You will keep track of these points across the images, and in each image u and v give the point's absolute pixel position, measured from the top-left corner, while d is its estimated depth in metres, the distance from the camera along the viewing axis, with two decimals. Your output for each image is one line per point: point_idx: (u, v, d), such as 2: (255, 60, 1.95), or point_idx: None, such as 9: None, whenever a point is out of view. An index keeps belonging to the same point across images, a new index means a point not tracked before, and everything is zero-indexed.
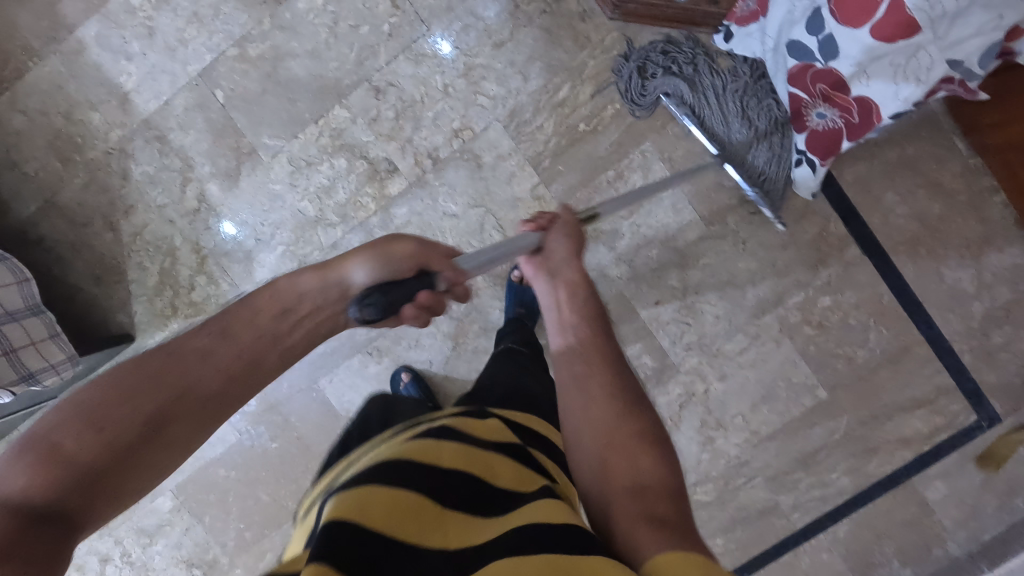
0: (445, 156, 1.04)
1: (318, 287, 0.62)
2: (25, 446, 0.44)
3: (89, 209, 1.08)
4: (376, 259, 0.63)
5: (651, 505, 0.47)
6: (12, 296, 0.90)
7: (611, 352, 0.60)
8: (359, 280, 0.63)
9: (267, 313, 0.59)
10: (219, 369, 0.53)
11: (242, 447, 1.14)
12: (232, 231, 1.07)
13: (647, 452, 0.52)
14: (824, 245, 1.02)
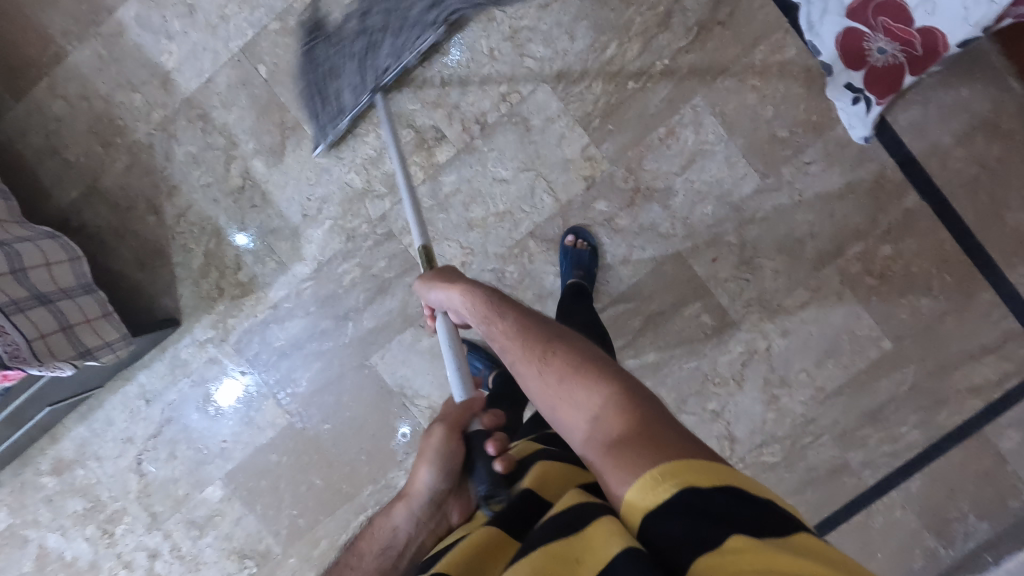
0: (493, 121, 1.02)
1: (405, 510, 0.61)
2: None
3: (132, 193, 1.07)
4: (426, 456, 0.63)
5: (606, 430, 0.51)
6: (66, 273, 0.88)
7: (522, 323, 0.64)
8: (429, 486, 0.61)
9: (370, 552, 0.60)
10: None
11: (293, 430, 1.10)
12: (245, 241, 1.07)
13: (580, 385, 0.56)
14: (882, 193, 1.01)
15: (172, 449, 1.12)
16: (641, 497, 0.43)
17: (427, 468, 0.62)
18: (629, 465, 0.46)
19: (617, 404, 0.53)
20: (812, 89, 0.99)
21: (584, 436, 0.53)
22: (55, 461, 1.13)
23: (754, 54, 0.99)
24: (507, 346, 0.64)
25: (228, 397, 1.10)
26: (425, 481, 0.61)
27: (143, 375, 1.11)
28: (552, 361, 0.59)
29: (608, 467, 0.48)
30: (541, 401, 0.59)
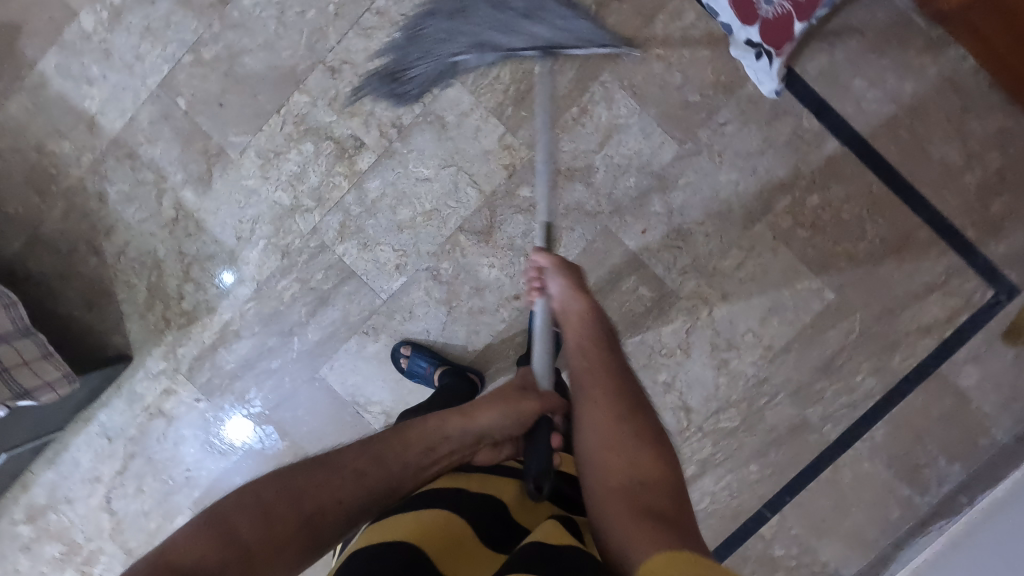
0: (408, 123, 1.04)
1: (459, 432, 0.68)
2: (212, 518, 0.57)
3: (72, 237, 1.09)
4: (502, 403, 0.71)
5: (647, 500, 0.57)
6: (2, 319, 0.91)
7: (616, 368, 0.70)
8: (490, 427, 0.69)
9: (414, 447, 0.66)
10: (361, 481, 0.62)
11: (254, 451, 1.11)
12: (232, 280, 1.09)
13: (646, 451, 0.62)
14: (801, 144, 1.01)
15: (138, 483, 1.13)
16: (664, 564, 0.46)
17: (496, 413, 0.70)
18: (659, 542, 0.50)
19: (665, 486, 0.59)
20: (716, 50, 1.00)
21: (622, 489, 0.59)
22: (28, 508, 1.15)
23: (655, 24, 1.00)
24: (595, 373, 0.70)
25: (241, 436, 1.12)
26: (491, 420, 0.70)
27: (103, 414, 1.13)
28: (627, 414, 0.65)
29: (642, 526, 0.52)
30: (595, 434, 0.64)
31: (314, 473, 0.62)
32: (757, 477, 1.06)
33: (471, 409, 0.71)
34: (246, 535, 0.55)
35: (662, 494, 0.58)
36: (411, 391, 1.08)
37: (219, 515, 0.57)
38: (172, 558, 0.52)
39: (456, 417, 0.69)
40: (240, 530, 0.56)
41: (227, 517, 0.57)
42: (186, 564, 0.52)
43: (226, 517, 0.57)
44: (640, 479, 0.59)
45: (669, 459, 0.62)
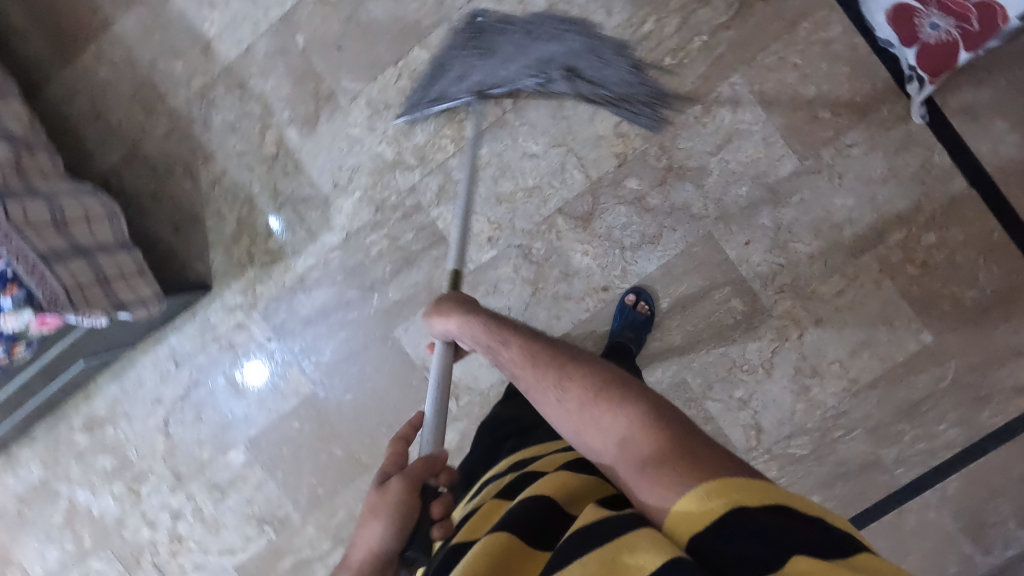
0: (526, 95, 1.02)
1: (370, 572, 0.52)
2: None
3: (170, 158, 1.09)
4: (370, 517, 0.54)
5: (634, 451, 0.50)
6: (105, 229, 0.91)
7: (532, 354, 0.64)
8: (389, 535, 0.53)
9: None
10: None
11: (316, 398, 1.12)
12: (277, 225, 1.09)
13: (604, 408, 0.55)
14: (928, 179, 0.97)
15: (198, 412, 1.14)
16: (679, 511, 0.43)
17: (380, 523, 0.53)
18: (667, 475, 0.45)
19: (639, 419, 0.52)
20: (856, 67, 0.97)
21: (610, 458, 0.52)
22: (88, 418, 1.16)
23: (797, 31, 0.97)
24: (520, 366, 0.64)
25: (253, 379, 1.13)
26: (378, 537, 0.53)
27: (174, 338, 1.13)
28: (568, 381, 0.59)
29: (640, 489, 0.47)
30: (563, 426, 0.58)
31: None
32: None
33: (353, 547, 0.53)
34: None
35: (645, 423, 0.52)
36: (482, 364, 1.08)
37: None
38: None
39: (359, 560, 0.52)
40: None
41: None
42: None
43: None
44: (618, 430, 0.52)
45: (628, 392, 0.55)
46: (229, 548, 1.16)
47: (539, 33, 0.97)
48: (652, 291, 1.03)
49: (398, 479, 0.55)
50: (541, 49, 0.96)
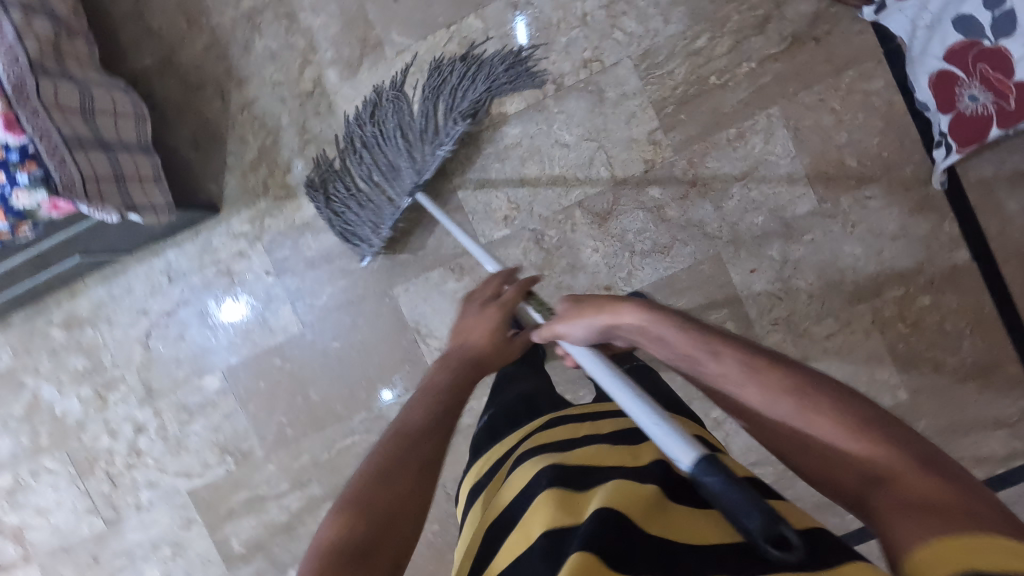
0: (569, 84, 1.03)
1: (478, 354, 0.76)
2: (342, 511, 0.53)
3: (204, 74, 1.08)
4: (457, 330, 0.80)
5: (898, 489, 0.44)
6: (130, 128, 0.90)
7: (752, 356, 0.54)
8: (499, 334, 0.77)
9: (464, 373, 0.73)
10: (444, 404, 0.67)
11: (303, 339, 1.12)
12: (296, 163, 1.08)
13: (854, 436, 0.48)
14: (934, 243, 1.00)
15: (182, 331, 1.13)
16: (952, 549, 0.37)
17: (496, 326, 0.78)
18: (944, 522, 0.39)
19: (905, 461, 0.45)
20: (889, 123, 0.99)
21: (863, 486, 0.46)
22: (68, 315, 1.15)
23: (842, 77, 0.99)
24: (728, 376, 0.54)
25: (231, 317, 1.12)
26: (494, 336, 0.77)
27: (172, 254, 1.12)
28: (802, 404, 0.50)
29: (901, 526, 0.41)
30: (796, 445, 0.51)
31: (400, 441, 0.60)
32: None
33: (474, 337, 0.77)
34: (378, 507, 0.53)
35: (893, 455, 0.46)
36: None
37: (357, 554, 0.49)
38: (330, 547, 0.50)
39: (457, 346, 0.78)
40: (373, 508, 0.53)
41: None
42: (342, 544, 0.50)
43: (345, 542, 0.50)
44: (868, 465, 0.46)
45: (887, 429, 0.48)
46: (185, 471, 1.16)
47: (373, 140, 1.01)
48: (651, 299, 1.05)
49: (467, 303, 0.82)
50: (385, 157, 1.01)
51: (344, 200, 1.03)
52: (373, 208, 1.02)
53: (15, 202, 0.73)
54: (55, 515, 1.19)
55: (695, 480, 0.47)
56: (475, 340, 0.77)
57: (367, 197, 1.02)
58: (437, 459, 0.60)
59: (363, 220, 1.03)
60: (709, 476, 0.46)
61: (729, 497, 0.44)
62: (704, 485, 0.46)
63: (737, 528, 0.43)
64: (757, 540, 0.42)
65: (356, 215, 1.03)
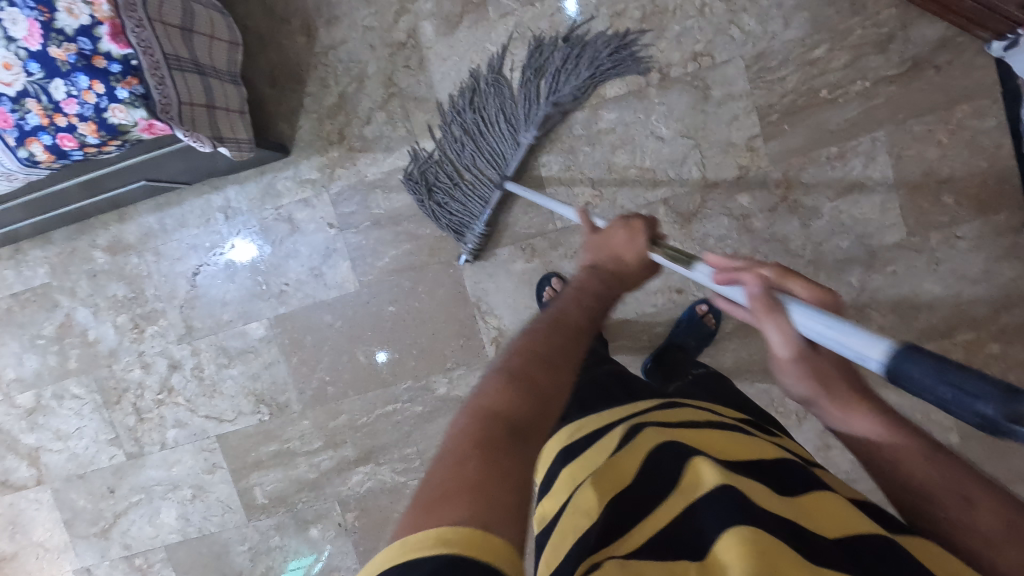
0: (675, 76, 0.99)
1: (617, 262, 0.67)
2: (506, 377, 0.45)
3: (292, 6, 1.02)
4: (597, 247, 0.70)
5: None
6: (222, 55, 0.84)
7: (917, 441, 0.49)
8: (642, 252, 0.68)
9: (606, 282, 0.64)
10: (596, 318, 0.57)
11: (358, 299, 1.08)
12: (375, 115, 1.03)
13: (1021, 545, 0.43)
14: (1014, 292, 0.99)
15: (232, 272, 1.09)
16: None
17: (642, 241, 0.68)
18: None
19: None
20: (993, 165, 0.97)
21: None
22: (114, 239, 1.10)
23: (954, 111, 0.97)
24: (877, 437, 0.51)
25: (242, 258, 1.08)
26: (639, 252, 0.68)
27: (232, 190, 1.07)
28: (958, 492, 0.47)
29: None
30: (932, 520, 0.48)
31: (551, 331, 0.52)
32: None
33: (616, 247, 0.68)
34: (544, 384, 0.45)
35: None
36: None
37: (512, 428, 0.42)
38: (490, 409, 0.42)
39: (603, 261, 0.68)
40: (539, 381, 0.46)
41: (502, 460, 0.38)
42: (505, 411, 0.42)
43: (499, 410, 0.42)
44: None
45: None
46: (217, 415, 1.13)
47: (480, 129, 1.01)
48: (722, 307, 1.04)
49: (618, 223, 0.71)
50: (488, 147, 1.01)
51: (446, 191, 1.03)
52: (475, 200, 1.02)
53: (110, 117, 0.68)
54: (74, 441, 1.15)
55: (892, 378, 0.38)
56: (625, 259, 0.67)
57: (473, 186, 1.02)
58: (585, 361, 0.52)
59: (467, 213, 1.03)
60: (915, 364, 0.36)
61: (954, 392, 0.33)
62: (906, 382, 0.37)
63: (971, 419, 0.32)
64: (1000, 427, 0.30)
65: (457, 207, 1.03)
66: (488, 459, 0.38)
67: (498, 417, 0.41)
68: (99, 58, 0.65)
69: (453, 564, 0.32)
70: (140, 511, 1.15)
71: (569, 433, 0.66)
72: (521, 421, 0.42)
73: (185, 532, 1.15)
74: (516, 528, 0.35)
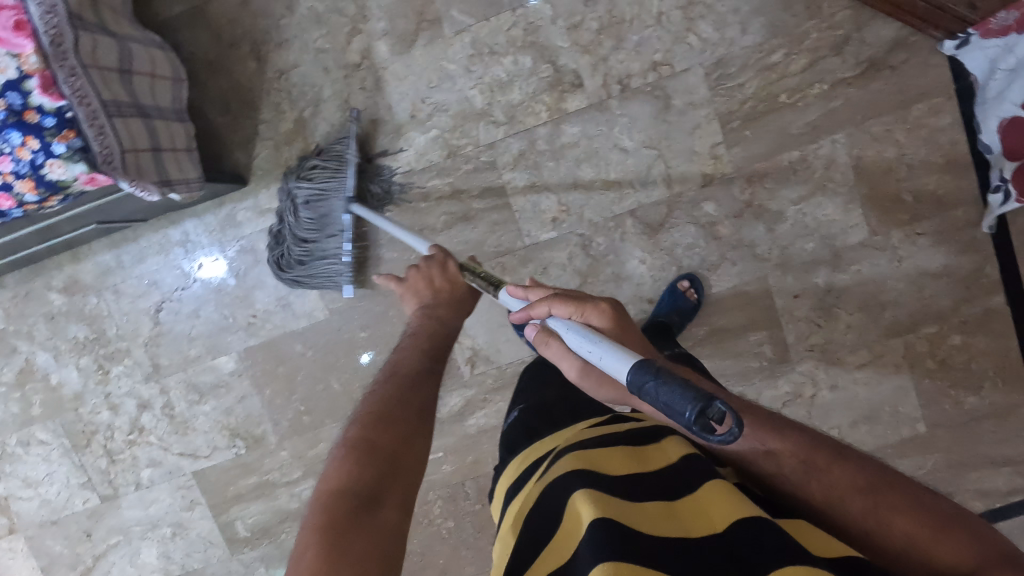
0: (635, 87, 0.98)
1: (438, 301, 0.82)
2: (347, 451, 0.58)
3: (239, 30, 0.98)
4: (416, 289, 0.83)
5: (851, 500, 0.50)
6: (165, 92, 0.81)
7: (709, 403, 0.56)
8: (456, 283, 0.83)
9: (436, 325, 0.79)
10: (428, 361, 0.73)
11: (328, 327, 1.06)
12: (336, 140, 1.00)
13: (816, 465, 0.53)
14: (975, 285, 1.02)
15: (196, 307, 1.06)
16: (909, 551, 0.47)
17: (453, 267, 0.83)
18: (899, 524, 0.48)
19: (851, 485, 0.51)
20: (952, 162, 0.99)
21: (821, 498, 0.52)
22: (70, 280, 1.06)
23: (911, 110, 0.98)
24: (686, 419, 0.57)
25: (209, 274, 1.05)
26: (458, 286, 0.83)
27: (190, 223, 1.04)
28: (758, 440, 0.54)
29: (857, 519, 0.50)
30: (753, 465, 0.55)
31: (389, 392, 0.66)
32: None
33: (429, 286, 0.83)
34: (382, 445, 0.58)
35: (866, 496, 0.50)
36: (508, 341, 1.05)
37: (363, 497, 0.53)
38: (331, 488, 0.54)
39: (428, 300, 0.82)
40: (377, 444, 0.58)
41: (351, 538, 0.49)
42: (350, 485, 0.54)
43: (345, 487, 0.54)
44: (848, 501, 0.50)
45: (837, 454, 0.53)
46: (192, 451, 1.10)
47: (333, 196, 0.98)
48: (704, 280, 1.03)
49: (413, 268, 0.84)
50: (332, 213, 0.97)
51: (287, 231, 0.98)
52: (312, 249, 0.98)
53: (47, 173, 0.65)
54: (45, 487, 1.12)
55: (640, 389, 0.45)
56: (445, 288, 0.83)
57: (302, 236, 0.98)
58: (424, 406, 0.65)
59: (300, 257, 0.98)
60: (644, 380, 0.45)
61: (670, 398, 0.42)
62: (646, 393, 0.44)
63: (681, 422, 0.41)
64: (698, 430, 0.40)
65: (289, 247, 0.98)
66: (338, 541, 0.48)
67: (343, 493, 0.53)
68: (30, 113, 0.62)
69: None
70: (119, 553, 1.13)
71: (519, 462, 0.68)
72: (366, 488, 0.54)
73: (167, 571, 1.13)
74: None
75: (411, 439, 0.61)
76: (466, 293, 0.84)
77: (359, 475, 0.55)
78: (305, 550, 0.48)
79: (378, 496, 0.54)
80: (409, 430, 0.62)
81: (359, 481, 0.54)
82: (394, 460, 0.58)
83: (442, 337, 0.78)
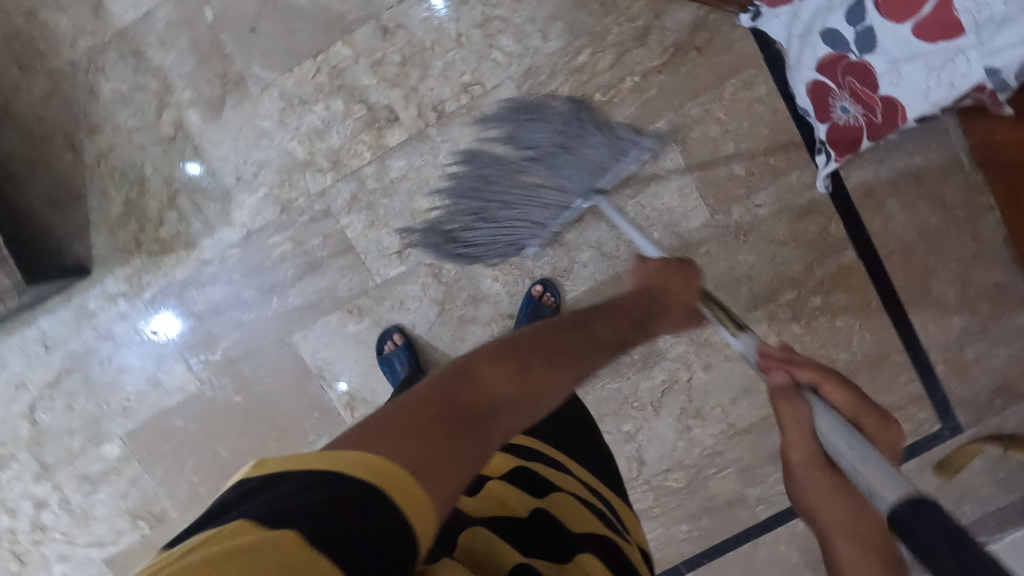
0: (450, 110, 0.98)
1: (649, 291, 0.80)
2: (506, 352, 0.52)
3: (50, 125, 0.99)
4: (644, 273, 0.84)
5: None
6: None
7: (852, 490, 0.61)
8: (669, 283, 0.82)
9: (630, 306, 0.75)
10: (614, 333, 0.67)
11: (202, 397, 1.07)
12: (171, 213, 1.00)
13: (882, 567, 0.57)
14: (823, 246, 1.02)
15: (69, 401, 1.06)
16: None
17: (675, 266, 0.85)
18: None
19: None
20: (775, 130, 0.99)
21: None
22: None
23: (724, 86, 0.98)
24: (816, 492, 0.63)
25: (163, 329, 1.04)
26: (685, 285, 0.83)
27: (45, 321, 1.04)
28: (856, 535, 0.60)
29: None
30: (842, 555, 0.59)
31: (563, 332, 0.60)
32: (685, 537, 1.11)
33: (659, 277, 0.83)
34: (536, 375, 0.51)
35: None
36: (381, 380, 1.06)
37: (487, 406, 0.46)
38: (469, 372, 0.48)
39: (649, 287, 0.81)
40: (534, 369, 0.51)
41: (458, 425, 0.42)
42: (493, 387, 0.47)
43: (487, 381, 0.47)
44: None
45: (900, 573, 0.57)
46: (97, 540, 1.11)
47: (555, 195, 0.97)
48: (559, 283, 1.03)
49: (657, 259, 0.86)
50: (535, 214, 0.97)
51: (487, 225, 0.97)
52: (489, 239, 0.99)
53: None
54: None
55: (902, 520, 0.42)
56: (662, 281, 0.82)
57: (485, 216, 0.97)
58: (587, 370, 0.57)
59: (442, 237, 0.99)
60: (922, 525, 0.40)
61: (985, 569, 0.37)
62: (910, 531, 0.41)
63: None
64: None
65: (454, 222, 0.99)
66: (458, 425, 0.42)
67: (482, 387, 0.47)
68: None
69: (363, 492, 0.35)
70: None
71: None
72: (503, 398, 0.47)
73: None
74: (446, 496, 0.38)
75: (557, 384, 0.53)
76: (690, 301, 0.82)
77: (506, 386, 0.48)
78: (421, 402, 0.43)
79: (503, 422, 0.46)
80: (562, 379, 0.54)
81: (501, 389, 0.48)
82: (530, 400, 0.49)
83: (630, 319, 0.73)
